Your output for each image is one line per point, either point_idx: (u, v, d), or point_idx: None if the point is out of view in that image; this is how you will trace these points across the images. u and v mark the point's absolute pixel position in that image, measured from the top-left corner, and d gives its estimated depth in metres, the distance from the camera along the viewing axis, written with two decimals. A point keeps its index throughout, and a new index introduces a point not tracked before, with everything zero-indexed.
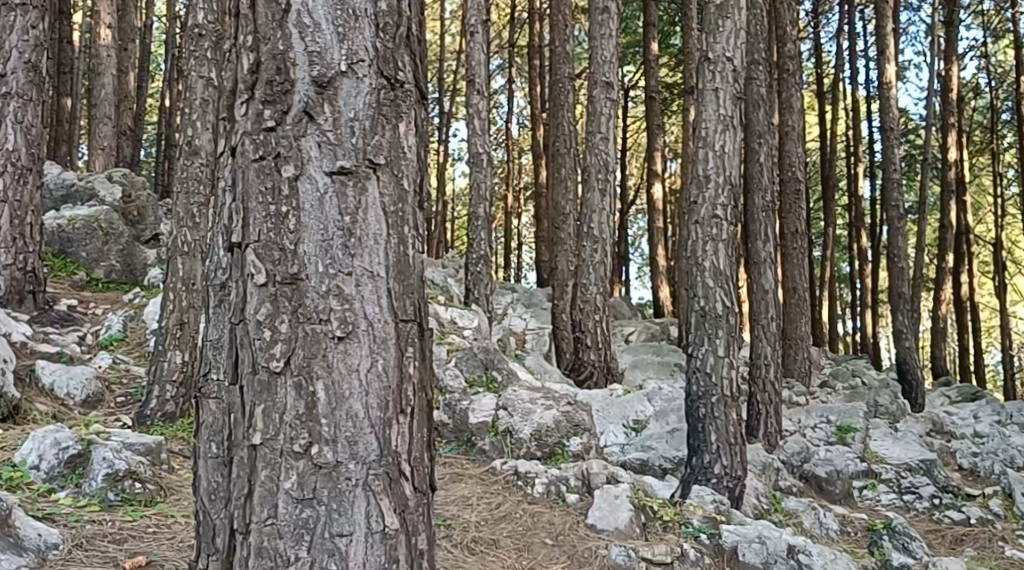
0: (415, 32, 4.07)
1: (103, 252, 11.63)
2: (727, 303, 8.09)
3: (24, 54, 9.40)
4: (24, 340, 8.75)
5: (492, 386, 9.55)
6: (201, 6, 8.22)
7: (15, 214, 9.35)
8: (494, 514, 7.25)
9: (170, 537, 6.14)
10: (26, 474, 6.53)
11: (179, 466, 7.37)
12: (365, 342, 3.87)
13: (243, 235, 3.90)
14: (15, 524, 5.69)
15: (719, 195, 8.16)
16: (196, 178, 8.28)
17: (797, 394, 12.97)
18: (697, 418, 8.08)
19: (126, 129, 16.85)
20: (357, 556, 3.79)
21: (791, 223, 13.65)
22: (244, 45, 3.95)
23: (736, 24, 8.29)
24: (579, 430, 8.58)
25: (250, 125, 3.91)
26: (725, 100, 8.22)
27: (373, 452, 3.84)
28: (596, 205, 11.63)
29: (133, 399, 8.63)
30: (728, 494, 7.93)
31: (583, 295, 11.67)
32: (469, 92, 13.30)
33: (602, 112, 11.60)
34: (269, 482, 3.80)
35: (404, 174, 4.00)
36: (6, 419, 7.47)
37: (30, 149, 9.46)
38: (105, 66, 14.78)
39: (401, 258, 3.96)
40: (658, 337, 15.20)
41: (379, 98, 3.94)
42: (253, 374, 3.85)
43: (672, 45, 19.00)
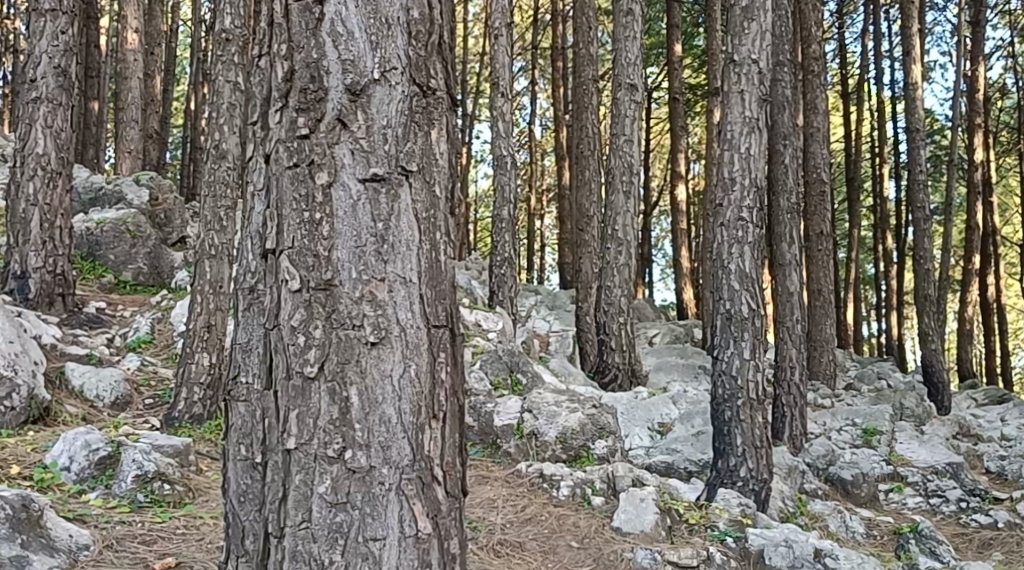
0: (447, 39, 4.11)
1: (131, 255, 11.73)
2: (752, 306, 8.07)
3: (54, 59, 9.51)
4: (53, 342, 8.87)
5: (517, 389, 9.59)
6: (229, 11, 8.31)
7: (45, 218, 9.46)
8: (520, 516, 7.28)
9: (199, 538, 6.21)
10: (57, 476, 6.60)
11: (207, 467, 7.44)
12: (398, 347, 3.90)
13: (277, 241, 3.94)
14: (46, 525, 5.76)
15: (745, 197, 8.14)
16: (223, 181, 8.36)
17: (822, 397, 13.06)
18: (723, 421, 8.08)
19: (152, 133, 17.02)
20: (391, 559, 3.82)
21: (816, 224, 13.56)
22: (278, 54, 3.99)
23: (761, 26, 8.27)
24: (604, 433, 8.63)
25: (284, 133, 3.95)
26: (751, 102, 8.20)
27: (406, 457, 3.87)
28: (620, 207, 11.61)
29: (160, 401, 8.70)
30: (755, 497, 7.93)
31: (607, 297, 11.65)
32: (493, 96, 13.36)
33: (627, 114, 11.59)
34: (303, 486, 3.84)
35: (436, 180, 4.04)
36: (37, 420, 7.56)
37: (60, 153, 9.56)
38: (132, 71, 14.93)
39: (432, 264, 3.99)
40: (682, 338, 15.19)
41: (412, 106, 3.98)
42: (288, 379, 3.89)
43: (695, 46, 18.99)
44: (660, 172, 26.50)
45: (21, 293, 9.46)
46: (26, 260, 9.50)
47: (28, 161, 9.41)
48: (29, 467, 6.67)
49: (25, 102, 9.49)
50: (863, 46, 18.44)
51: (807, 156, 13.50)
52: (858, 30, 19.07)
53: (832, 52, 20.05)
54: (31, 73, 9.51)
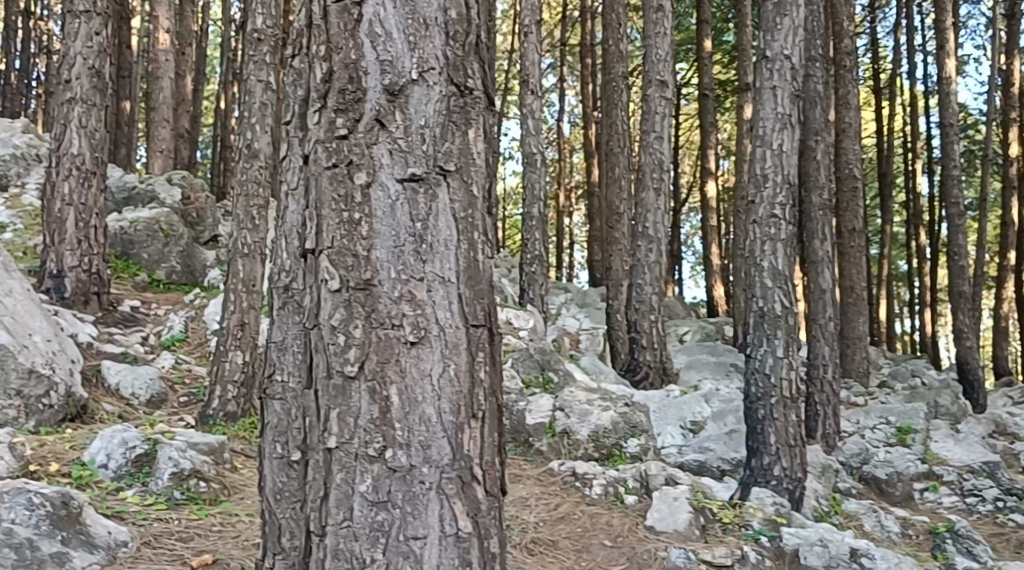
0: (484, 39, 4.10)
1: (164, 253, 11.83)
2: (786, 303, 8.01)
3: (88, 60, 9.62)
4: (89, 341, 8.98)
5: (548, 386, 9.57)
6: (260, 11, 8.34)
7: (80, 217, 9.58)
8: (553, 514, 7.28)
9: (235, 535, 6.26)
10: (95, 473, 6.64)
11: (241, 465, 7.52)
12: (437, 347, 3.90)
13: (317, 241, 3.96)
14: (86, 522, 5.81)
15: (778, 194, 8.09)
16: (255, 181, 8.40)
17: (855, 396, 12.95)
18: (756, 419, 8.02)
19: (183, 132, 17.16)
20: (431, 559, 3.82)
21: (848, 221, 13.44)
22: (317, 55, 4.00)
23: (794, 21, 8.21)
24: (636, 431, 8.77)
25: (323, 134, 3.97)
26: (783, 98, 8.14)
27: (446, 456, 3.87)
28: (651, 204, 11.55)
29: (195, 399, 8.77)
30: (789, 496, 7.89)
31: (638, 295, 11.63)
32: (522, 94, 13.34)
33: (657, 111, 11.55)
34: (345, 485, 3.85)
35: (475, 180, 4.03)
36: (74, 418, 7.62)
37: (95, 153, 9.66)
38: (163, 70, 15.03)
39: (471, 263, 3.99)
40: (713, 336, 15.14)
41: (449, 105, 3.98)
42: (328, 379, 3.90)
43: (725, 42, 18.87)
44: (689, 167, 26.39)
45: (57, 293, 9.56)
46: (62, 260, 9.61)
47: (62, 161, 9.51)
48: (67, 465, 6.70)
49: (60, 103, 9.59)
50: (895, 41, 18.24)
51: (839, 153, 13.39)
52: (891, 24, 18.92)
53: (864, 46, 19.88)
54: (66, 74, 9.59)
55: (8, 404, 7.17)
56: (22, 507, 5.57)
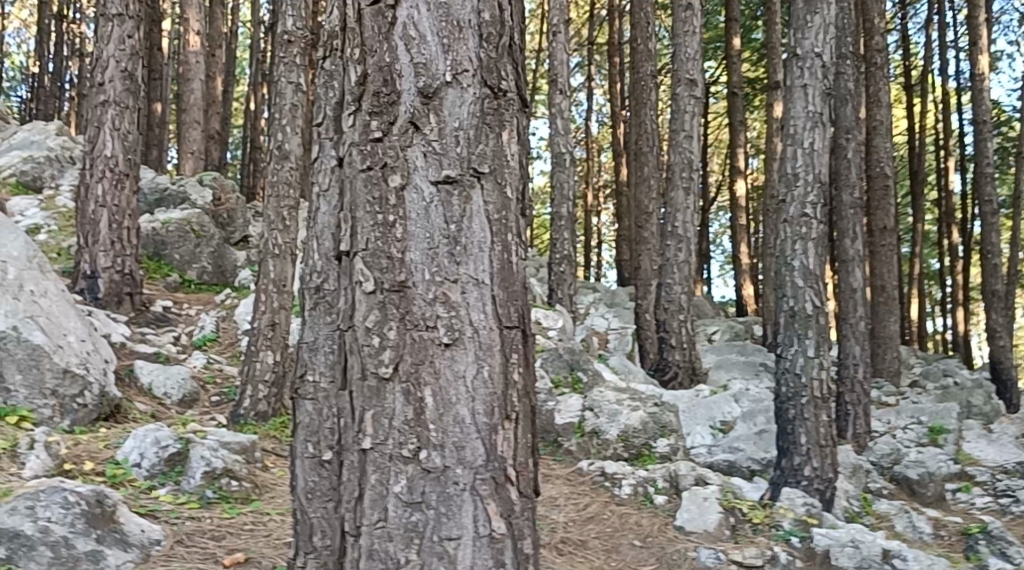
0: (517, 41, 4.11)
1: (195, 254, 11.94)
2: (817, 303, 7.97)
3: (121, 63, 9.72)
4: (123, 341, 9.08)
5: (577, 387, 9.59)
6: (290, 13, 8.37)
7: (113, 219, 9.69)
8: (582, 514, 7.29)
9: (267, 534, 6.31)
10: (129, 472, 6.70)
11: (272, 463, 7.58)
12: (471, 349, 3.91)
13: (351, 243, 3.99)
14: (120, 520, 5.87)
15: (809, 193, 8.04)
16: (286, 182, 8.45)
17: (886, 395, 12.84)
18: (786, 420, 7.99)
19: (214, 133, 17.31)
20: (465, 559, 3.83)
21: (880, 220, 13.34)
22: (352, 58, 4.03)
23: (825, 19, 8.16)
24: (666, 431, 8.71)
25: (358, 137, 3.99)
26: (814, 97, 8.10)
27: (480, 457, 3.88)
28: (680, 204, 11.51)
29: (226, 398, 8.85)
30: (820, 497, 7.84)
31: (667, 295, 11.60)
32: (550, 93, 13.32)
33: (686, 110, 11.51)
34: (379, 485, 3.88)
35: (508, 182, 4.04)
36: (108, 418, 7.68)
37: (128, 155, 9.76)
38: (194, 72, 15.14)
39: (505, 265, 4.00)
40: (742, 336, 15.08)
41: (484, 107, 3.99)
42: (363, 380, 3.93)
43: (754, 40, 18.78)
44: (718, 165, 26.31)
45: (91, 293, 9.67)
46: (96, 260, 9.72)
47: (96, 163, 9.62)
48: (102, 464, 6.76)
49: (93, 106, 9.69)
50: (926, 37, 18.07)
51: (869, 151, 13.29)
52: (922, 20, 18.76)
53: (895, 43, 19.71)
54: (99, 77, 9.70)
55: (43, 403, 7.25)
56: (59, 505, 5.63)
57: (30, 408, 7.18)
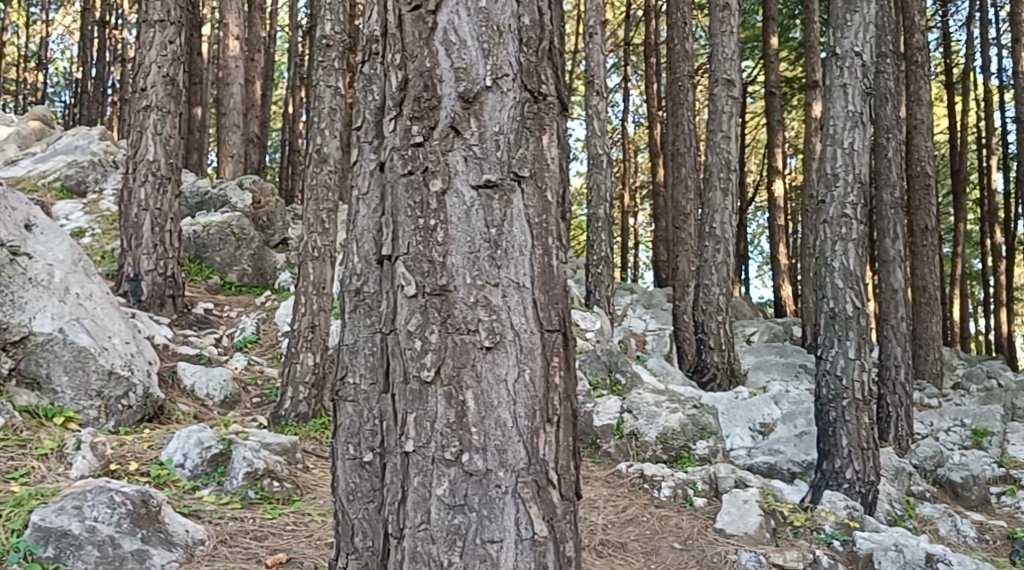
0: (557, 45, 4.12)
1: (235, 256, 12.08)
2: (858, 304, 7.90)
3: (163, 69, 9.84)
4: (166, 343, 9.20)
5: (616, 388, 9.59)
6: (329, 18, 8.42)
7: (156, 222, 9.82)
8: (621, 516, 7.28)
9: (308, 535, 6.37)
10: (172, 472, 6.79)
11: (313, 464, 7.65)
12: (512, 352, 3.93)
13: (393, 247, 4.02)
14: (164, 520, 5.94)
15: (849, 193, 7.98)
16: (325, 185, 8.51)
17: (929, 397, 12.70)
18: (827, 422, 7.92)
19: (253, 137, 17.49)
20: (508, 562, 3.85)
21: (921, 219, 13.19)
22: (393, 63, 4.06)
23: (865, 17, 8.09)
24: (705, 433, 8.67)
25: (398, 141, 4.02)
26: (854, 96, 8.03)
27: (521, 460, 3.90)
28: (718, 205, 11.45)
29: (267, 400, 8.94)
30: (862, 499, 7.77)
31: (705, 296, 11.55)
32: (587, 94, 13.30)
33: (724, 110, 11.45)
34: (422, 487, 3.90)
35: (549, 185, 4.06)
36: (152, 419, 7.78)
37: (169, 159, 9.88)
38: (233, 77, 15.29)
39: (545, 268, 4.02)
40: (781, 337, 14.99)
41: (524, 112, 4.01)
42: (405, 383, 3.96)
43: (792, 39, 18.63)
44: (756, 165, 26.14)
45: (134, 296, 9.80)
46: (139, 263, 9.86)
47: (139, 167, 9.75)
48: (146, 465, 6.85)
49: (136, 111, 9.83)
50: (969, 35, 17.82)
51: (910, 150, 13.15)
52: (964, 17, 18.50)
53: (936, 41, 19.46)
54: (141, 82, 9.84)
55: (89, 404, 7.36)
56: (105, 505, 5.71)
57: (77, 408, 7.30)
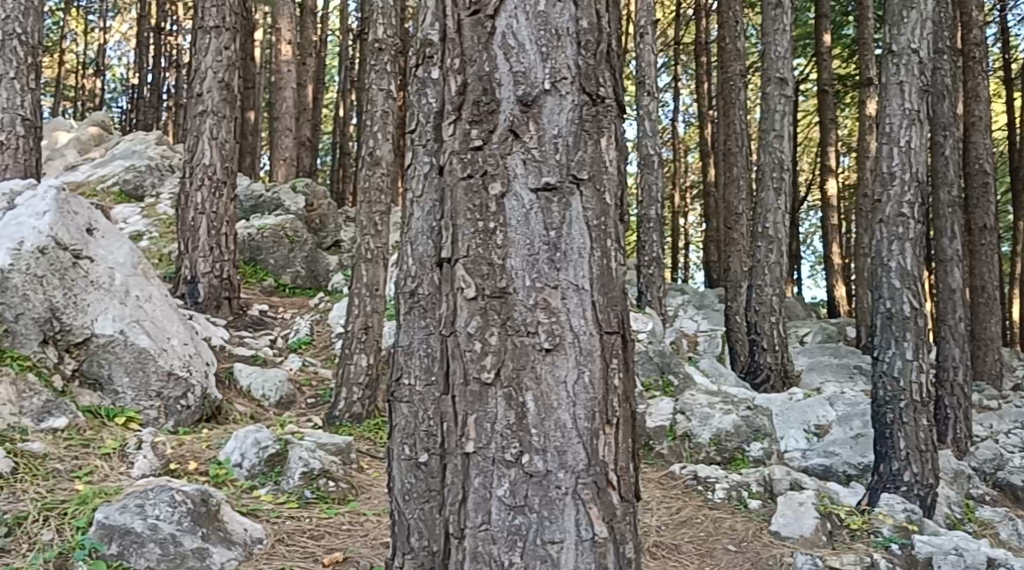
0: (615, 48, 4.13)
1: (289, 259, 12.22)
2: (915, 304, 7.80)
3: (218, 74, 10.00)
4: (222, 344, 9.33)
5: (668, 390, 9.57)
6: (381, 21, 8.48)
7: (212, 225, 9.97)
8: (676, 518, 7.25)
9: (364, 534, 6.44)
10: (230, 472, 6.88)
11: (368, 465, 7.72)
12: (572, 354, 3.94)
13: (452, 250, 4.04)
14: (223, 519, 6.04)
15: (905, 192, 7.87)
16: (378, 187, 8.58)
17: (988, 399, 12.48)
18: (884, 424, 7.83)
19: (305, 140, 17.67)
20: (569, 563, 3.86)
21: (979, 218, 12.97)
22: (451, 68, 4.10)
23: (922, 14, 7.99)
24: (760, 435, 8.59)
25: (458, 145, 4.05)
26: (911, 94, 7.92)
27: (581, 461, 3.91)
28: (771, 204, 11.34)
29: (322, 400, 9.04)
30: (920, 503, 7.66)
31: (758, 296, 11.46)
32: (638, 95, 13.24)
33: (776, 109, 11.34)
34: (483, 488, 3.93)
35: (607, 187, 4.07)
36: (209, 419, 7.91)
37: (225, 163, 10.03)
38: (286, 81, 15.47)
39: (604, 270, 4.02)
40: (835, 337, 14.82)
41: (582, 114, 4.02)
42: (465, 385, 3.98)
43: (845, 35, 18.41)
44: (809, 165, 25.87)
45: (191, 297, 9.96)
46: (196, 266, 10.00)
47: (195, 171, 9.91)
48: (204, 464, 6.95)
49: (192, 116, 10.00)
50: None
51: (967, 148, 12.94)
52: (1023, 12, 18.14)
53: (993, 36, 19.10)
54: (197, 88, 10.00)
55: (149, 404, 7.50)
56: (166, 504, 5.79)
57: (137, 408, 7.45)
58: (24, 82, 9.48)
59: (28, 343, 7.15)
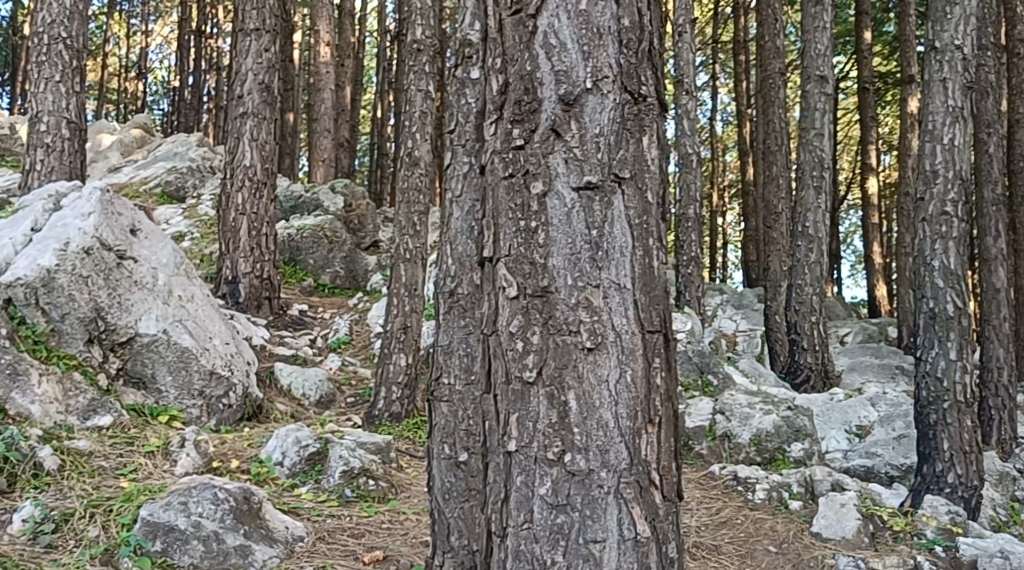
0: (657, 46, 4.12)
1: (328, 259, 12.30)
2: (959, 304, 7.70)
3: (259, 76, 10.10)
4: (263, 343, 9.41)
5: (708, 390, 9.54)
6: (420, 22, 8.51)
7: (253, 226, 10.06)
8: (715, 519, 7.22)
9: (404, 533, 6.47)
10: (272, 470, 6.94)
11: (407, 464, 7.75)
12: (614, 353, 3.94)
13: (494, 250, 4.05)
14: (265, 517, 6.09)
15: (949, 190, 7.77)
16: (417, 187, 8.61)
17: None
18: (927, 425, 7.73)
19: (344, 141, 17.79)
20: (611, 562, 3.86)
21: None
22: (493, 68, 4.11)
23: (966, 10, 7.90)
24: (801, 436, 8.51)
25: (500, 145, 4.06)
26: (954, 91, 7.82)
27: (624, 460, 3.91)
28: (811, 203, 11.24)
29: (361, 400, 9.09)
30: (964, 504, 7.54)
31: (799, 295, 11.37)
32: (677, 94, 13.19)
33: (816, 107, 11.23)
34: (525, 487, 3.93)
35: (649, 186, 4.06)
36: (251, 417, 7.98)
37: (265, 164, 10.11)
38: (324, 82, 15.56)
39: (646, 269, 4.01)
40: (876, 337, 14.66)
41: (624, 114, 4.01)
42: (507, 384, 3.99)
43: (886, 32, 18.22)
44: (849, 163, 25.62)
45: (232, 297, 10.05)
46: (237, 266, 10.09)
47: (236, 173, 10.00)
48: (246, 462, 7.02)
49: (233, 118, 10.10)
50: None
51: (1011, 145, 12.74)
52: None
53: None
54: (238, 90, 10.10)
55: (192, 403, 7.57)
56: (209, 502, 5.87)
57: (180, 407, 7.53)
58: (69, 85, 9.63)
59: (75, 343, 7.25)
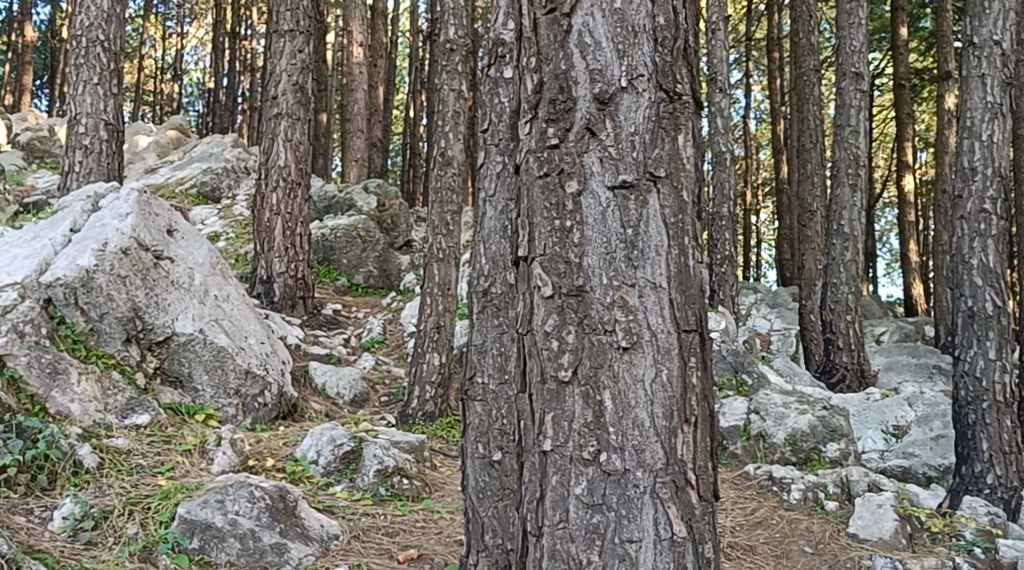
0: (692, 44, 4.11)
1: (362, 259, 12.35)
2: (998, 302, 7.60)
3: (293, 77, 10.17)
4: (297, 343, 9.46)
5: (742, 390, 9.48)
6: (452, 22, 8.52)
7: (287, 226, 10.12)
8: (750, 519, 7.17)
9: (438, 532, 6.50)
10: (307, 468, 6.99)
11: (441, 463, 7.76)
12: (649, 352, 3.93)
13: (529, 249, 4.05)
14: (301, 515, 6.12)
15: (988, 187, 7.67)
16: (450, 187, 8.62)
17: None
18: (965, 425, 7.64)
19: (376, 141, 17.86)
20: (648, 562, 3.85)
21: None
22: (528, 66, 4.10)
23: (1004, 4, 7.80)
24: (836, 435, 8.43)
25: (534, 143, 4.06)
26: (993, 87, 7.73)
27: (660, 460, 3.89)
28: (846, 201, 11.13)
29: (394, 399, 9.12)
30: (1004, 505, 7.44)
31: (834, 294, 11.27)
32: (710, 91, 13.11)
33: (851, 104, 11.12)
34: (561, 487, 3.93)
35: (685, 185, 4.05)
36: (286, 416, 8.04)
37: (299, 165, 10.17)
38: (357, 83, 15.62)
39: (682, 268, 4.00)
40: (913, 337, 14.50)
41: (659, 112, 4.00)
42: (542, 383, 3.99)
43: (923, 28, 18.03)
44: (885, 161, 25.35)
45: (267, 297, 10.12)
46: (271, 266, 10.16)
47: (271, 173, 10.08)
48: (281, 461, 7.07)
49: (268, 118, 10.17)
50: None
51: None
52: None
53: None
54: (273, 91, 10.18)
55: (227, 402, 7.63)
56: (245, 500, 5.93)
57: (216, 406, 7.58)
58: (107, 87, 9.74)
59: (113, 342, 7.34)
